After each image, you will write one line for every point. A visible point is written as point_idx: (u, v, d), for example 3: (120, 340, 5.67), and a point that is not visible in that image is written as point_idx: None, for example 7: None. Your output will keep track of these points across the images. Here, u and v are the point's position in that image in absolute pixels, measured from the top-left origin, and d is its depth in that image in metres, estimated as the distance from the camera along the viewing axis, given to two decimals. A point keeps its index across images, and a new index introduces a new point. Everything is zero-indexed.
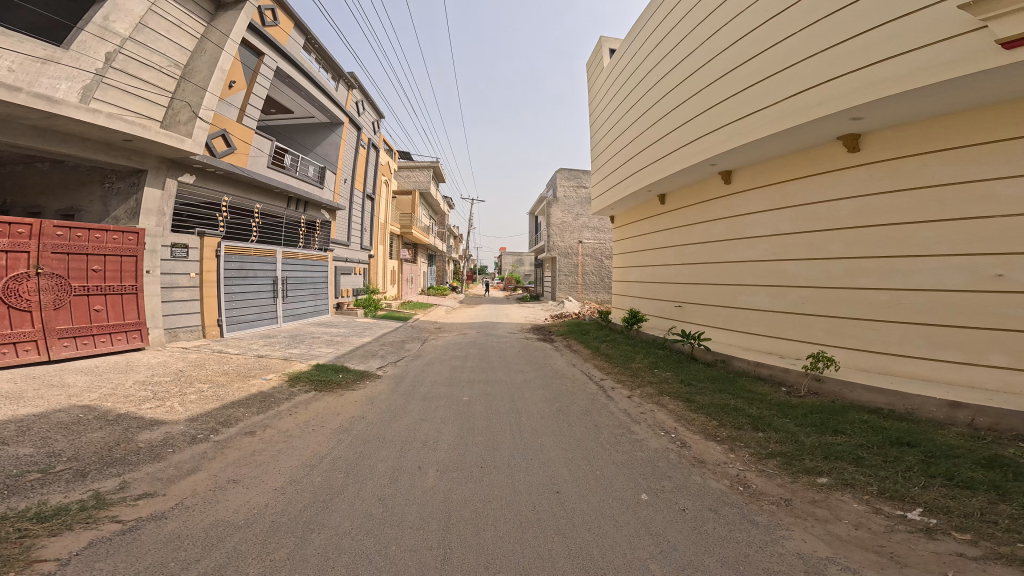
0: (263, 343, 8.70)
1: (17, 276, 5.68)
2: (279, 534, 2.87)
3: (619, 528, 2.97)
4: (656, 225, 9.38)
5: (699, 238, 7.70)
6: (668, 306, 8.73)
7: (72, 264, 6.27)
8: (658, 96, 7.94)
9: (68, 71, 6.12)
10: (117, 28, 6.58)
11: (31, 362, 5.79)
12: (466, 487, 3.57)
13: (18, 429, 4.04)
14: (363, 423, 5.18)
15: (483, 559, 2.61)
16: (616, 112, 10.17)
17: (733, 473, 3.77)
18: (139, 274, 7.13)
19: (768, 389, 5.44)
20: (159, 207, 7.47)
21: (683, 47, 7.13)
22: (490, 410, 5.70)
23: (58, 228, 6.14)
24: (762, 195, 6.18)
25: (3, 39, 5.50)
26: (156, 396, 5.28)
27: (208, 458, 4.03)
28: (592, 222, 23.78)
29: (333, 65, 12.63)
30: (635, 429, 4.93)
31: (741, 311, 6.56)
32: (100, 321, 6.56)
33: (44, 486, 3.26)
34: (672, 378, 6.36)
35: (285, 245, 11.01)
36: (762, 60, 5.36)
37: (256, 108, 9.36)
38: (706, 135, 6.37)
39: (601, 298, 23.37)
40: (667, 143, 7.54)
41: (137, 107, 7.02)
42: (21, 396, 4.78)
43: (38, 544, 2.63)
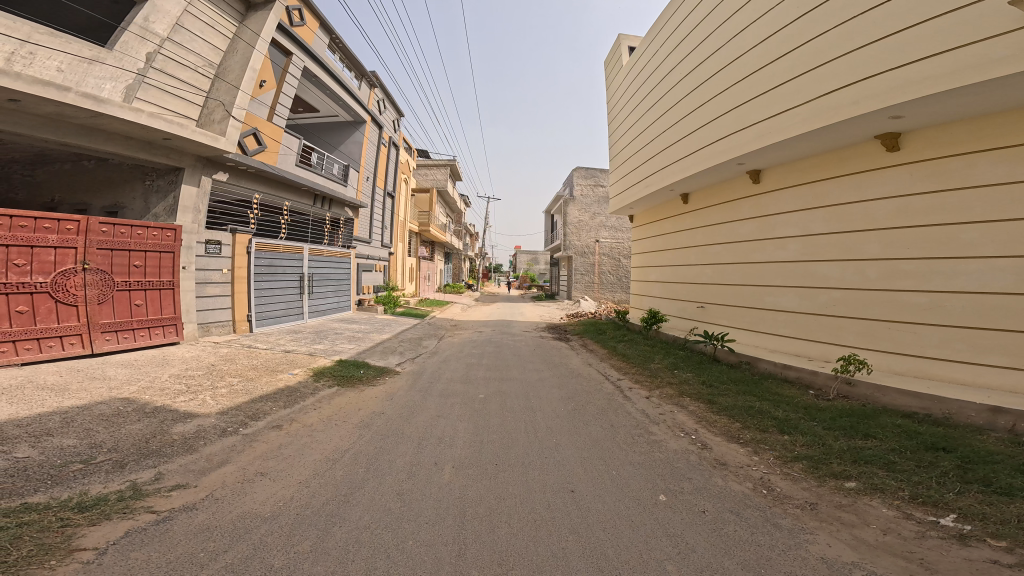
0: (289, 338, 8.82)
1: (65, 272, 5.85)
2: (305, 527, 2.93)
3: (637, 529, 2.99)
4: (678, 225, 9.33)
5: (723, 238, 7.67)
6: (690, 307, 8.70)
7: (116, 260, 6.43)
8: (681, 94, 7.92)
9: (112, 71, 6.28)
10: (156, 29, 6.72)
11: (76, 355, 5.97)
12: (479, 485, 3.61)
13: (62, 420, 4.18)
14: (384, 418, 5.26)
15: (496, 557, 2.64)
16: (636, 110, 10.14)
17: (757, 476, 3.76)
18: (175, 270, 7.29)
19: (795, 393, 5.39)
20: (194, 205, 7.61)
21: (707, 46, 7.12)
22: (507, 407, 5.78)
23: (104, 225, 6.30)
24: (793, 195, 6.13)
25: (51, 40, 5.65)
26: (188, 389, 5.41)
27: (239, 451, 4.12)
28: (609, 221, 23.63)
29: (356, 64, 12.74)
30: (654, 429, 4.96)
31: (768, 312, 6.52)
32: (139, 315, 6.74)
33: (86, 476, 3.36)
34: (692, 380, 6.35)
35: (311, 242, 11.17)
36: (792, 58, 5.33)
37: (285, 107, 9.49)
38: (732, 135, 6.36)
39: (618, 298, 23.31)
40: (691, 142, 7.51)
41: (174, 106, 7.17)
42: (66, 388, 4.93)
43: (78, 533, 2.73)
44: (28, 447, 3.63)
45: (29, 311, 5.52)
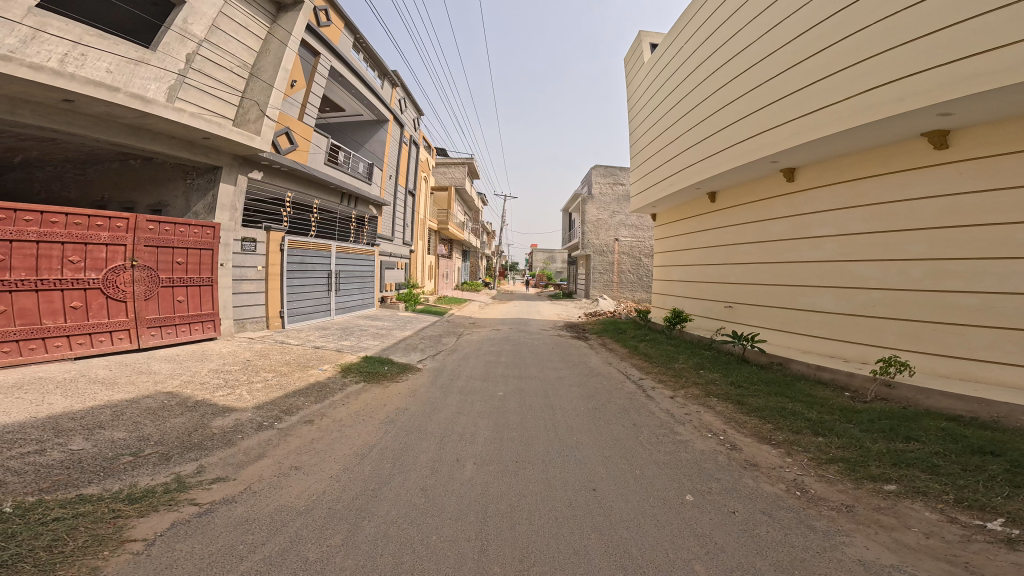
0: (318, 334, 8.96)
1: (115, 269, 6.01)
2: (336, 521, 2.98)
3: (663, 528, 2.99)
4: (705, 224, 9.25)
5: (754, 237, 7.59)
6: (717, 307, 8.63)
7: (161, 257, 6.58)
8: (710, 91, 7.80)
9: (156, 72, 6.44)
10: (194, 30, 6.85)
11: (124, 349, 6.11)
12: (501, 482, 3.63)
13: (112, 413, 4.30)
14: (407, 414, 5.30)
15: (517, 552, 2.67)
16: (660, 108, 10.07)
17: (790, 477, 3.74)
18: (214, 267, 7.44)
19: (830, 394, 5.33)
20: (231, 203, 7.75)
21: (737, 42, 7.03)
22: (531, 404, 5.82)
23: (151, 223, 6.44)
24: (830, 194, 6.04)
25: (101, 42, 5.80)
26: (225, 384, 5.52)
27: (274, 445, 4.20)
28: (629, 220, 23.45)
29: (379, 64, 12.81)
30: (679, 429, 4.93)
31: (802, 313, 6.44)
32: (181, 311, 6.89)
33: (134, 468, 3.46)
34: (719, 380, 6.31)
35: (338, 240, 11.29)
36: (830, 55, 5.24)
37: (314, 106, 9.58)
38: (765, 133, 6.28)
39: (638, 297, 23.18)
40: (720, 139, 7.42)
41: (212, 106, 7.32)
42: (115, 381, 5.08)
43: (129, 525, 2.80)
44: (82, 439, 3.73)
45: (82, 307, 5.67)
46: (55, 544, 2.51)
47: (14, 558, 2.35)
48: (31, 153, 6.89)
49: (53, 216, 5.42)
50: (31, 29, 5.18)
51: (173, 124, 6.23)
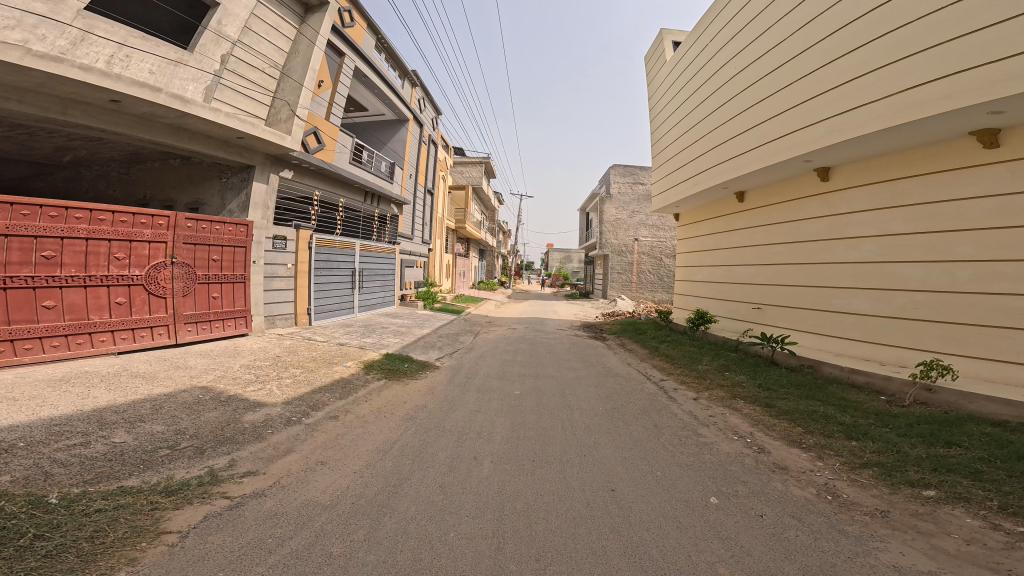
0: (343, 331, 9.07)
1: (157, 265, 6.23)
2: (360, 517, 3.00)
3: (686, 530, 2.96)
4: (733, 224, 9.14)
5: (786, 238, 7.47)
6: (745, 308, 8.52)
7: (198, 254, 6.78)
8: (739, 88, 7.70)
9: (194, 73, 6.63)
10: (228, 32, 6.98)
11: (163, 345, 6.32)
12: (519, 480, 3.63)
13: (152, 407, 4.41)
14: (426, 412, 5.32)
15: (534, 551, 2.66)
16: (684, 106, 9.96)
17: (821, 482, 3.68)
18: (247, 265, 7.62)
19: (865, 398, 5.24)
20: (263, 201, 7.88)
21: (768, 38, 6.92)
22: (549, 404, 5.81)
23: (189, 221, 6.63)
24: (868, 194, 5.91)
25: (143, 43, 6.03)
26: (256, 379, 5.63)
27: (302, 440, 4.26)
28: (650, 220, 23.25)
29: (400, 64, 12.90)
30: (703, 431, 4.87)
31: (836, 315, 6.33)
32: (215, 307, 7.07)
33: (171, 462, 3.53)
34: (746, 382, 6.24)
35: (361, 238, 11.41)
36: (866, 53, 5.17)
37: (340, 106, 9.69)
38: (798, 131, 6.17)
39: (658, 298, 22.99)
40: (749, 137, 7.31)
41: (246, 106, 7.47)
42: (154, 375, 5.22)
43: (165, 516, 2.86)
44: (124, 432, 3.84)
45: (126, 302, 5.88)
46: (97, 534, 2.58)
47: (58, 548, 2.41)
48: (78, 151, 7.18)
49: (101, 214, 5.63)
50: (80, 31, 5.44)
51: (211, 123, 6.42)
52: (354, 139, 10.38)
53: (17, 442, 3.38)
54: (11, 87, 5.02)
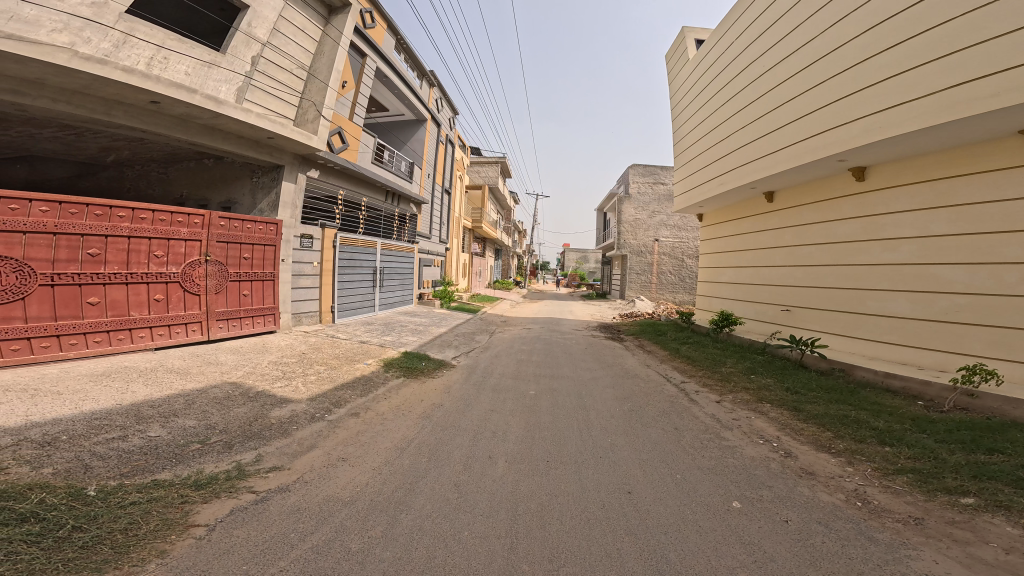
0: (364, 329, 9.18)
1: (192, 263, 6.48)
2: (377, 514, 3.00)
3: (705, 534, 2.89)
4: (761, 224, 8.98)
5: (818, 239, 7.30)
6: (773, 310, 8.38)
7: (230, 252, 7.02)
8: (768, 86, 7.56)
9: (227, 75, 6.77)
10: (258, 33, 7.10)
11: (196, 341, 6.58)
12: (533, 480, 3.60)
13: (185, 401, 4.52)
14: (443, 410, 5.35)
15: (548, 552, 2.63)
16: (708, 105, 9.81)
17: (851, 487, 3.60)
18: (276, 263, 7.84)
19: (901, 403, 5.12)
20: (292, 200, 8.09)
21: (799, 35, 6.78)
22: (564, 404, 5.79)
23: (223, 219, 6.88)
24: (908, 194, 5.75)
25: (180, 46, 6.19)
26: (283, 375, 5.74)
27: (325, 436, 4.31)
28: (671, 220, 23.03)
29: (418, 64, 12.97)
30: (726, 435, 4.79)
31: (871, 317, 6.19)
32: (245, 304, 7.31)
33: (201, 455, 3.60)
34: (773, 385, 6.15)
35: (383, 237, 11.54)
36: (906, 49, 5.01)
37: (362, 106, 9.78)
38: (832, 130, 6.02)
39: (679, 299, 22.75)
40: (779, 136, 7.17)
41: (276, 107, 7.58)
42: (188, 371, 5.36)
43: (194, 510, 2.90)
44: (158, 426, 3.94)
45: (164, 299, 6.12)
46: (131, 527, 2.63)
47: (94, 539, 2.46)
48: (120, 152, 7.46)
49: (142, 213, 5.85)
50: (122, 34, 5.62)
51: (242, 122, 6.57)
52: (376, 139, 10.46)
53: (60, 435, 3.49)
54: (60, 89, 5.32)
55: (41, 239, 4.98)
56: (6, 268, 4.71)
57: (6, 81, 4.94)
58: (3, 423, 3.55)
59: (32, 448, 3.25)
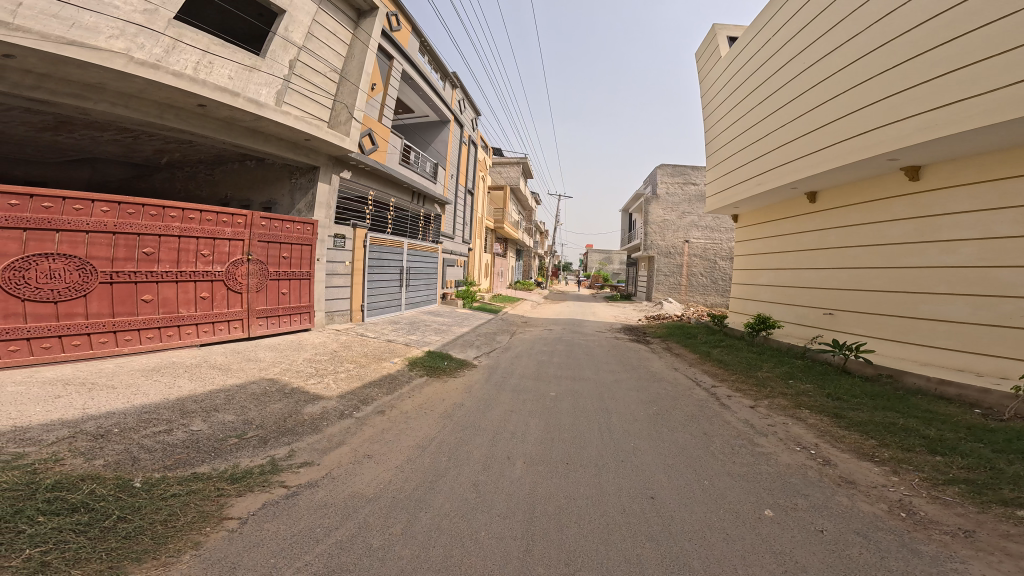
0: (392, 328, 9.27)
1: (235, 262, 6.72)
2: (398, 511, 2.99)
3: (732, 542, 2.77)
4: (803, 225, 8.72)
5: (866, 240, 7.04)
6: (815, 313, 8.13)
7: (270, 251, 7.23)
8: (809, 83, 7.33)
9: (267, 78, 6.93)
10: (294, 38, 7.23)
11: (237, 338, 6.82)
12: (552, 482, 3.53)
13: (225, 397, 4.63)
14: (464, 409, 5.34)
15: (564, 556, 2.56)
16: (744, 103, 9.58)
17: (894, 498, 3.44)
18: (312, 262, 8.00)
19: (955, 411, 4.89)
20: (326, 201, 8.24)
21: (844, 30, 6.55)
22: (586, 406, 5.72)
23: (264, 220, 7.11)
24: (970, 194, 5.49)
25: (224, 50, 6.36)
26: (315, 372, 5.83)
27: (353, 433, 4.34)
28: (702, 221, 22.62)
29: (441, 66, 13.02)
30: (760, 441, 4.64)
31: (924, 322, 5.94)
32: (284, 303, 7.51)
33: (238, 450, 3.67)
34: (813, 391, 5.96)
35: (410, 237, 11.64)
36: (963, 44, 4.79)
37: (390, 108, 9.88)
38: (880, 129, 5.81)
39: (711, 301, 22.29)
40: (823, 134, 6.94)
41: (312, 109, 7.73)
42: (229, 367, 5.51)
43: (229, 503, 2.94)
44: (200, 420, 4.04)
45: (209, 297, 6.39)
46: (170, 518, 2.67)
47: (137, 530, 2.52)
48: (173, 153, 7.76)
49: (191, 213, 6.15)
50: (171, 39, 5.83)
51: (282, 125, 6.70)
52: (404, 141, 10.58)
53: (112, 428, 3.62)
54: (118, 93, 5.56)
55: (101, 238, 5.28)
56: (70, 267, 5.03)
57: (69, 86, 5.19)
58: (62, 415, 3.70)
59: (86, 440, 3.37)
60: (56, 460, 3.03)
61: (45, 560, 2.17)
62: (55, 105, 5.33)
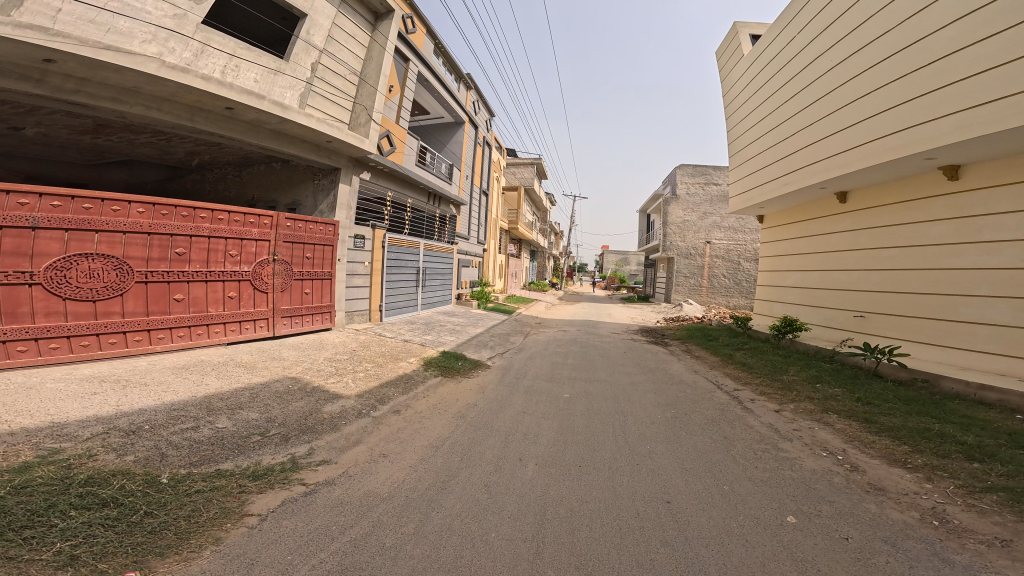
0: (408, 328, 9.30)
1: (261, 263, 6.81)
2: (410, 511, 2.95)
3: (752, 548, 2.67)
4: (833, 226, 8.52)
5: (901, 241, 6.84)
6: (845, 316, 7.94)
7: (295, 252, 7.31)
8: (838, 81, 7.16)
9: (291, 81, 7.01)
10: (316, 41, 7.29)
11: (263, 337, 6.92)
12: (564, 484, 3.47)
13: (250, 395, 4.67)
14: (477, 410, 5.29)
15: (574, 559, 2.50)
16: (768, 101, 9.40)
17: (927, 506, 3.30)
18: (334, 263, 8.06)
19: (995, 417, 4.71)
20: (347, 202, 8.29)
21: (874, 26, 6.37)
22: (601, 408, 5.63)
23: (289, 221, 7.18)
24: (1012, 194, 5.30)
25: (249, 54, 6.45)
26: (335, 371, 5.86)
27: (369, 432, 4.33)
28: (725, 222, 22.29)
29: (456, 67, 13.04)
30: (784, 446, 4.51)
31: (963, 325, 5.75)
32: (308, 302, 7.59)
33: (260, 447, 3.69)
34: (843, 395, 5.81)
35: (426, 238, 11.67)
36: (1002, 40, 4.62)
37: (407, 110, 9.93)
38: (913, 128, 5.65)
39: (733, 303, 21.94)
40: (853, 134, 6.76)
41: (333, 112, 7.80)
42: (254, 366, 5.58)
43: (249, 499, 2.94)
44: (225, 418, 4.08)
45: (237, 297, 6.50)
46: (193, 514, 2.68)
47: (161, 525, 2.52)
48: (203, 155, 7.91)
49: (221, 214, 6.26)
50: (199, 44, 5.93)
51: (305, 127, 6.76)
52: (421, 142, 10.61)
53: (144, 425, 3.68)
54: (152, 97, 5.68)
55: (137, 238, 5.41)
56: (108, 266, 5.17)
57: (107, 90, 5.32)
58: (96, 412, 3.78)
59: (118, 437, 3.43)
60: (90, 456, 3.08)
61: (75, 554, 2.18)
62: (96, 109, 5.45)
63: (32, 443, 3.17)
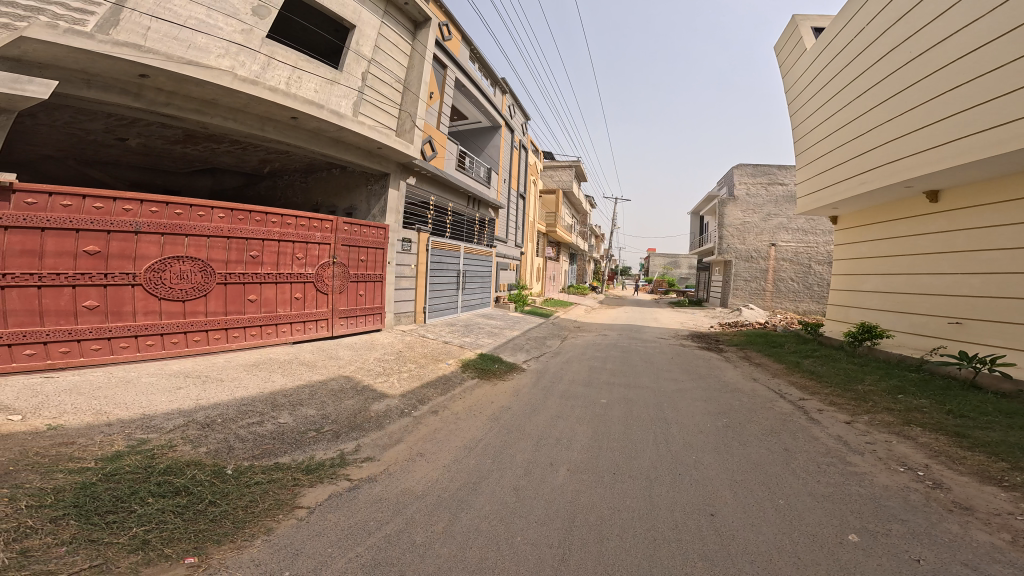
0: (449, 329, 9.50)
1: (324, 265, 7.16)
2: (440, 510, 3.04)
3: (802, 567, 2.57)
4: (921, 227, 8.01)
5: (1006, 242, 6.36)
6: (937, 323, 7.44)
7: (351, 255, 7.63)
8: (919, 75, 6.78)
9: (346, 90, 7.36)
10: (364, 51, 7.62)
11: (323, 336, 7.26)
12: (596, 491, 3.46)
13: (309, 392, 4.94)
14: (511, 413, 5.34)
15: (602, 566, 2.51)
16: (838, 97, 9.00)
17: (1019, 527, 3.06)
18: (383, 265, 8.37)
19: None
20: (395, 206, 8.58)
21: (960, 15, 6.01)
22: (640, 415, 5.56)
23: (348, 225, 7.51)
24: None
25: (309, 65, 6.81)
26: (383, 371, 6.07)
27: (410, 432, 4.47)
28: (793, 224, 21.26)
29: (491, 72, 13.24)
30: (852, 460, 4.29)
31: None
32: (361, 303, 7.91)
33: (314, 443, 3.89)
34: (929, 408, 5.47)
35: (466, 241, 11.89)
36: None
37: (446, 115, 10.18)
38: (1013, 124, 5.28)
39: (799, 308, 20.96)
40: (939, 130, 6.39)
41: (382, 118, 8.11)
42: (314, 364, 5.87)
43: (301, 492, 3.11)
44: (287, 413, 4.35)
45: (302, 297, 6.87)
46: (250, 504, 2.86)
47: (221, 513, 2.71)
48: (272, 163, 8.41)
49: (289, 219, 6.63)
50: (265, 57, 6.31)
51: (359, 133, 7.06)
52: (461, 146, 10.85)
53: (217, 418, 3.97)
54: (229, 108, 6.10)
55: (219, 242, 5.84)
56: (196, 268, 5.60)
57: (191, 103, 5.76)
58: (179, 405, 4.11)
59: (195, 429, 3.72)
60: (170, 447, 3.37)
61: (146, 539, 2.39)
62: (182, 120, 5.95)
63: (124, 433, 3.49)
